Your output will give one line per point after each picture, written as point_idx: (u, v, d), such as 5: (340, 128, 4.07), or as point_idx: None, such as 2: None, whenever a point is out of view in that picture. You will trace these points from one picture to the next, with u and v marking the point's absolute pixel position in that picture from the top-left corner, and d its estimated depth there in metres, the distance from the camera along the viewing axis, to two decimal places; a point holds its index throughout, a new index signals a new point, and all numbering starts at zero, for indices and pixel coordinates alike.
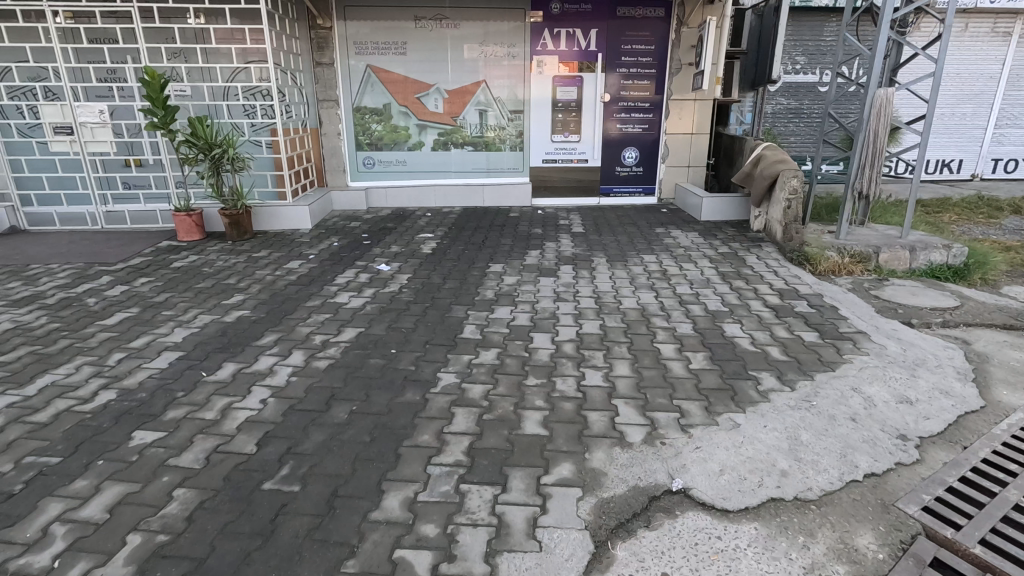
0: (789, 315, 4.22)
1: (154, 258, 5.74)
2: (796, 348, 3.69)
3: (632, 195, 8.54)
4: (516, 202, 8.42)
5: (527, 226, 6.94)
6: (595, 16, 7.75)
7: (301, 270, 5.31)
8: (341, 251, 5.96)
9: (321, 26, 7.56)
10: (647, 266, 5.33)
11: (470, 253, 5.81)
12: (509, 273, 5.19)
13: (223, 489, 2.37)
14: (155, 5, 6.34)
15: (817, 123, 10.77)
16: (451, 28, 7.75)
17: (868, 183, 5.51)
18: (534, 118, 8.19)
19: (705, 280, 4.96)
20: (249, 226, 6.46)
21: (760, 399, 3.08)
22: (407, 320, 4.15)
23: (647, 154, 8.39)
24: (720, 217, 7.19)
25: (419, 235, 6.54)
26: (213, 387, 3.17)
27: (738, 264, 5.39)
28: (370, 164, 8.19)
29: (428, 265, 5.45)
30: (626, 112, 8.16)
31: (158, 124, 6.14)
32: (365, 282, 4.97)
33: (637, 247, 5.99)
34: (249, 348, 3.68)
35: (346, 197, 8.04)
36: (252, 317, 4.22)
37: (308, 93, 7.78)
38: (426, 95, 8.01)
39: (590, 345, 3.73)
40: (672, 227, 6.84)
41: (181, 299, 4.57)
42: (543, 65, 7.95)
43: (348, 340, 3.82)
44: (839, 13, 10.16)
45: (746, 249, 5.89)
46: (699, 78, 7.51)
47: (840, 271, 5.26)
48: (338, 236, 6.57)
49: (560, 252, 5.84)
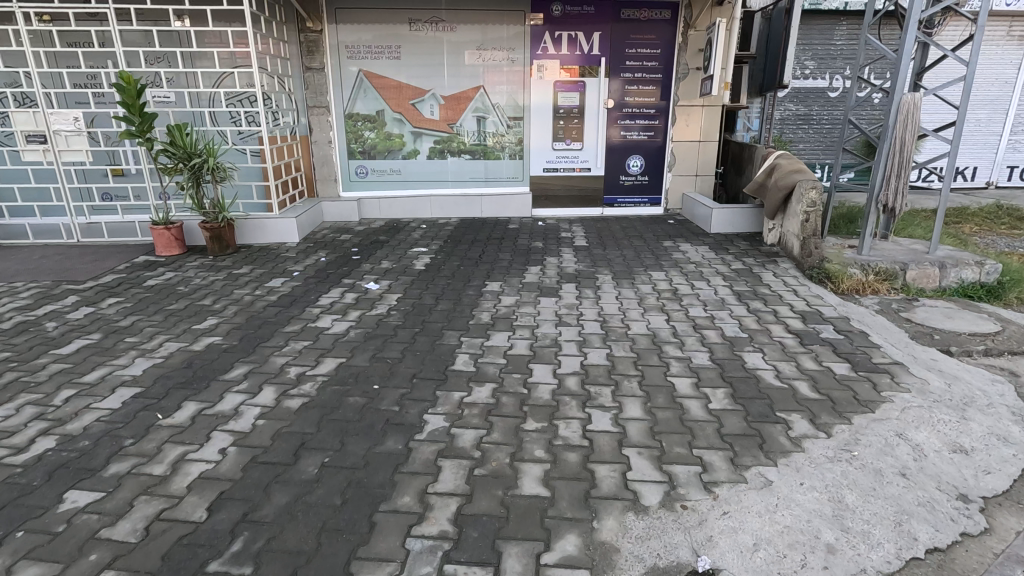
0: (815, 342, 3.83)
1: (127, 275, 5.36)
2: (827, 383, 3.29)
3: (637, 206, 8.16)
4: (515, 213, 8.04)
5: (527, 239, 6.57)
6: (598, 18, 7.40)
7: (284, 289, 4.94)
8: (328, 267, 5.59)
9: (310, 29, 7.21)
10: (655, 285, 4.94)
11: (465, 270, 5.43)
12: (508, 293, 4.80)
13: (159, 572, 1.97)
14: (133, 7, 5.98)
15: (827, 130, 10.44)
16: (448, 31, 7.40)
17: (894, 195, 5.08)
18: (534, 125, 7.83)
19: (719, 301, 4.57)
20: (233, 239, 6.09)
21: (793, 448, 2.68)
22: (393, 348, 3.76)
23: (653, 161, 8.01)
24: (731, 229, 6.81)
25: (412, 250, 6.17)
26: (168, 434, 2.78)
27: (754, 283, 5.00)
28: (363, 173, 7.83)
29: (420, 283, 5.07)
30: (631, 118, 7.79)
31: (134, 132, 5.76)
32: (351, 303, 4.59)
33: (644, 263, 5.61)
34: (214, 384, 3.29)
35: (337, 208, 7.65)
36: (223, 345, 3.83)
37: (297, 99, 7.43)
38: (421, 101, 7.66)
39: (596, 379, 3.33)
40: (680, 240, 6.46)
41: (149, 324, 4.18)
42: (543, 70, 7.60)
43: (326, 373, 3.43)
44: (850, 16, 9.81)
45: (761, 265, 5.50)
46: (708, 83, 7.15)
47: (864, 290, 4.88)
48: (327, 250, 6.20)
49: (562, 268, 5.46)
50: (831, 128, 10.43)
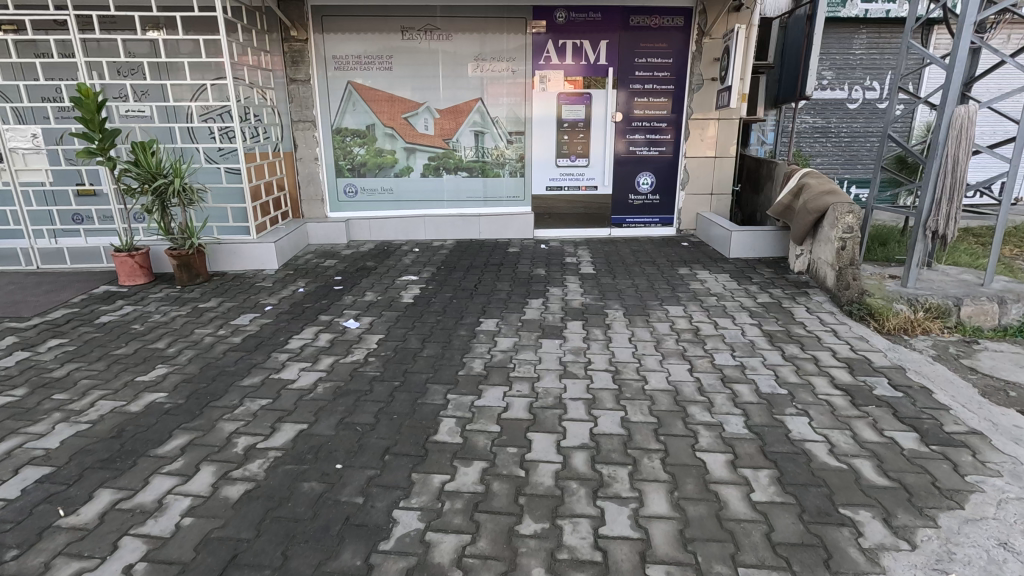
0: (869, 402, 3.20)
1: (80, 310, 4.80)
2: (896, 463, 2.65)
3: (647, 226, 7.57)
4: (515, 234, 7.42)
5: (528, 265, 5.98)
6: (605, 26, 6.87)
7: (252, 329, 4.35)
8: (305, 299, 5.01)
9: (295, 38, 6.69)
10: (673, 324, 4.33)
11: (458, 304, 4.84)
12: (505, 333, 4.20)
13: None
14: (94, 14, 5.45)
15: (846, 143, 9.86)
16: (443, 40, 6.88)
17: (944, 221, 4.45)
18: (537, 140, 7.28)
19: (748, 345, 3.96)
20: (204, 268, 5.53)
21: (869, 567, 2.05)
22: (366, 411, 3.15)
23: (664, 179, 7.43)
24: (752, 253, 6.22)
25: (400, 278, 5.59)
26: (64, 541, 2.19)
27: (787, 321, 4.38)
28: (352, 192, 7.28)
29: (407, 320, 4.48)
30: (641, 133, 7.24)
31: (94, 149, 5.22)
32: (325, 348, 3.99)
33: (659, 295, 5.00)
34: (141, 462, 2.68)
35: (323, 229, 7.05)
36: (166, 404, 3.22)
37: (280, 112, 6.90)
38: (414, 115, 7.13)
39: (609, 457, 2.72)
40: (697, 267, 5.86)
41: (86, 375, 3.60)
42: (546, 82, 7.06)
43: (281, 445, 2.82)
44: (870, 24, 9.24)
45: (791, 298, 4.89)
46: (725, 95, 6.57)
47: (913, 329, 4.26)
48: (308, 279, 5.63)
49: (567, 302, 4.85)
50: (850, 141, 9.85)
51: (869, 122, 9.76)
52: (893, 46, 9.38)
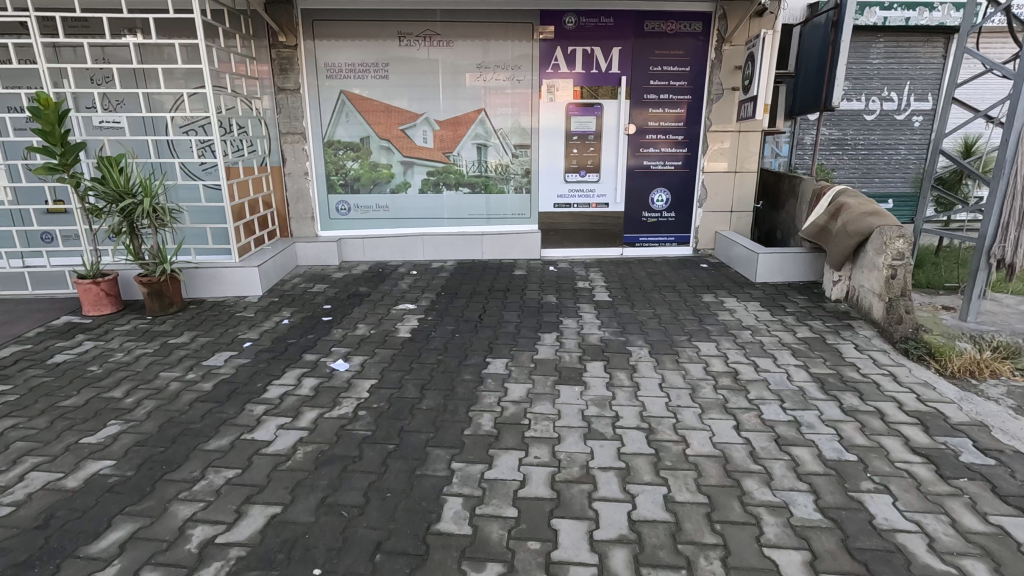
0: (959, 474, 2.66)
1: (33, 347, 4.24)
2: (1017, 566, 2.12)
3: (662, 245, 7.05)
4: (520, 254, 6.90)
5: (537, 291, 5.45)
6: (618, 32, 6.39)
7: (226, 372, 3.79)
8: (289, 333, 4.45)
9: (283, 44, 6.18)
10: (708, 367, 3.80)
11: (460, 339, 4.30)
12: (516, 379, 3.65)
13: None
14: (56, 15, 4.92)
15: (864, 156, 9.40)
16: (443, 47, 6.39)
17: (1012, 248, 3.96)
18: (543, 153, 6.78)
19: (798, 394, 3.43)
20: (178, 295, 4.98)
21: None
22: (354, 487, 2.60)
23: (680, 195, 6.93)
24: (780, 277, 5.71)
25: (396, 307, 5.05)
26: None
27: (836, 362, 3.86)
28: (344, 210, 6.76)
29: (403, 361, 3.93)
30: (655, 146, 6.74)
31: (55, 165, 4.69)
32: (308, 398, 3.44)
33: (686, 329, 4.47)
34: (67, 567, 2.12)
35: (313, 250, 6.51)
36: (110, 478, 2.66)
37: (267, 124, 6.37)
38: (412, 127, 6.62)
39: (656, 557, 2.18)
40: (723, 294, 5.33)
41: (21, 436, 3.03)
42: (554, 91, 6.57)
43: (247, 539, 2.27)
44: (889, 32, 8.80)
45: (835, 332, 4.37)
46: (749, 106, 6.09)
47: (981, 371, 3.72)
48: (294, 307, 5.09)
49: (584, 337, 4.31)
50: (868, 154, 9.39)
51: (887, 133, 9.30)
52: (912, 55, 8.92)
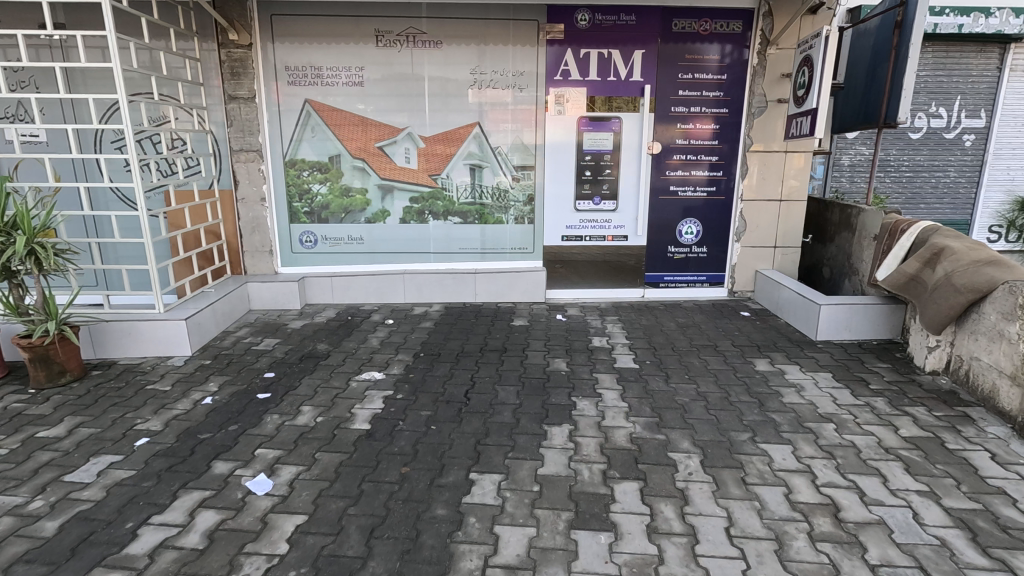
0: None
1: None
2: None
3: (691, 286, 5.90)
4: (522, 296, 5.74)
5: (542, 353, 4.27)
6: (640, 32, 5.30)
7: (90, 498, 2.60)
8: (205, 423, 3.27)
9: (235, 43, 5.08)
10: (792, 496, 2.60)
11: (436, 437, 3.10)
12: (512, 518, 2.45)
13: None
14: None
15: (910, 178, 8.23)
16: (431, 49, 5.30)
17: None
18: (550, 173, 5.64)
19: (945, 559, 2.22)
20: (74, 360, 3.81)
21: None
22: None
23: (714, 226, 5.78)
24: (846, 335, 4.54)
25: (357, 377, 3.87)
26: None
27: (976, 488, 2.65)
28: (310, 242, 5.62)
29: (350, 479, 2.73)
30: (684, 167, 5.61)
31: None
32: (192, 556, 2.24)
33: (745, 421, 3.27)
34: None
35: (270, 291, 5.36)
36: None
37: (215, 139, 5.28)
38: (391, 144, 5.51)
39: None
40: (782, 360, 4.13)
41: None
42: (563, 103, 5.46)
43: None
44: (938, 40, 7.68)
45: (953, 429, 3.16)
46: (803, 121, 4.96)
47: None
48: (225, 376, 3.91)
49: (608, 435, 3.11)
50: (914, 176, 8.22)
51: (935, 154, 8.11)
52: (964, 66, 7.77)
